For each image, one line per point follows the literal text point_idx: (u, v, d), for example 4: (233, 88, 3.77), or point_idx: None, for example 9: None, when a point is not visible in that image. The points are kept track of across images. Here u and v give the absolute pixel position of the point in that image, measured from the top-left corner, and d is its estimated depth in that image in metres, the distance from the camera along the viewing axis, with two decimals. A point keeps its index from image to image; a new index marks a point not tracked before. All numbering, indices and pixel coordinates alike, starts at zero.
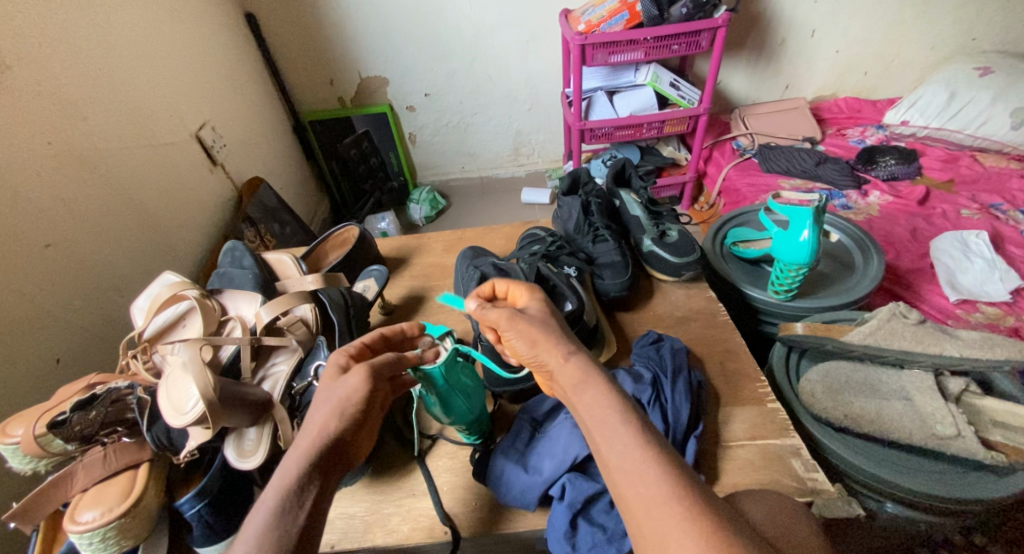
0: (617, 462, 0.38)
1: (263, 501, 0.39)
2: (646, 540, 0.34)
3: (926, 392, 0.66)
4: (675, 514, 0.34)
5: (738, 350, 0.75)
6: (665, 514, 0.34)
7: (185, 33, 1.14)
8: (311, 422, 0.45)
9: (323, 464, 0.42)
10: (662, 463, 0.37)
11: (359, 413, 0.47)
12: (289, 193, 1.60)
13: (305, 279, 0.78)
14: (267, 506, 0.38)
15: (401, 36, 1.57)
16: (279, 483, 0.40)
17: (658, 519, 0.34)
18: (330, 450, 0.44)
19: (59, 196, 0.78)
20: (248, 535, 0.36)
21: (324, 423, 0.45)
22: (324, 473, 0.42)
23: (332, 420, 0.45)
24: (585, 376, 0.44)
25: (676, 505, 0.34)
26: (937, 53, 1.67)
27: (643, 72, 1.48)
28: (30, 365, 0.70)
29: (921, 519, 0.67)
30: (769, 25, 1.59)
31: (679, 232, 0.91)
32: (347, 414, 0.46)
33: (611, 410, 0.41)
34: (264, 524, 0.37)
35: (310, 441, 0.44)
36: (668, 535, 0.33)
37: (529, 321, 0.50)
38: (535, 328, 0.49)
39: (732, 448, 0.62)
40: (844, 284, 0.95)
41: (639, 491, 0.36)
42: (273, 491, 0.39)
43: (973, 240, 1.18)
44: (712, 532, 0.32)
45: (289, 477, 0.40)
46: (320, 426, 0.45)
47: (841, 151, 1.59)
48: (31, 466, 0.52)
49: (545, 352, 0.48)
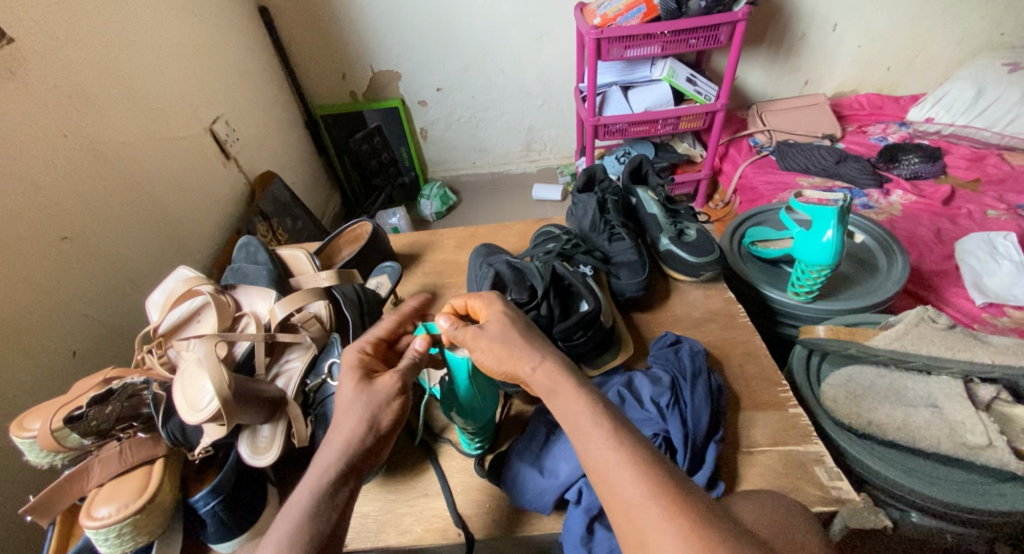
0: (599, 464, 0.38)
1: (295, 502, 0.41)
2: (627, 539, 0.35)
3: (955, 399, 0.63)
4: (655, 513, 0.34)
5: (757, 353, 0.74)
6: (648, 509, 0.35)
7: (200, 26, 1.14)
8: (342, 425, 0.45)
9: (357, 465, 0.44)
10: (638, 458, 0.37)
11: (397, 417, 0.47)
12: (301, 187, 1.60)
13: (318, 275, 0.77)
14: (299, 504, 0.40)
15: (414, 29, 1.56)
16: (309, 484, 0.42)
17: (640, 515, 0.35)
18: (366, 448, 0.44)
19: (78, 190, 0.78)
20: (280, 532, 0.38)
21: (355, 428, 0.44)
22: (352, 470, 0.43)
23: (362, 425, 0.45)
24: (553, 384, 0.45)
25: (659, 506, 0.34)
26: (964, 48, 1.62)
27: (659, 67, 1.44)
28: (48, 357, 0.70)
29: (947, 530, 0.66)
30: (790, 18, 1.55)
31: (698, 231, 0.89)
32: (391, 423, 0.46)
33: (582, 413, 0.42)
34: (296, 524, 0.39)
35: (339, 443, 0.44)
36: (646, 531, 0.34)
37: (492, 336, 0.49)
38: (500, 342, 0.48)
39: (753, 454, 0.61)
40: (866, 286, 0.93)
41: (620, 491, 0.37)
42: (306, 491, 0.41)
43: (1001, 241, 1.14)
44: (697, 533, 0.32)
45: (325, 477, 0.42)
46: (351, 429, 0.44)
47: (862, 148, 1.55)
48: (48, 460, 0.52)
49: (513, 365, 0.47)
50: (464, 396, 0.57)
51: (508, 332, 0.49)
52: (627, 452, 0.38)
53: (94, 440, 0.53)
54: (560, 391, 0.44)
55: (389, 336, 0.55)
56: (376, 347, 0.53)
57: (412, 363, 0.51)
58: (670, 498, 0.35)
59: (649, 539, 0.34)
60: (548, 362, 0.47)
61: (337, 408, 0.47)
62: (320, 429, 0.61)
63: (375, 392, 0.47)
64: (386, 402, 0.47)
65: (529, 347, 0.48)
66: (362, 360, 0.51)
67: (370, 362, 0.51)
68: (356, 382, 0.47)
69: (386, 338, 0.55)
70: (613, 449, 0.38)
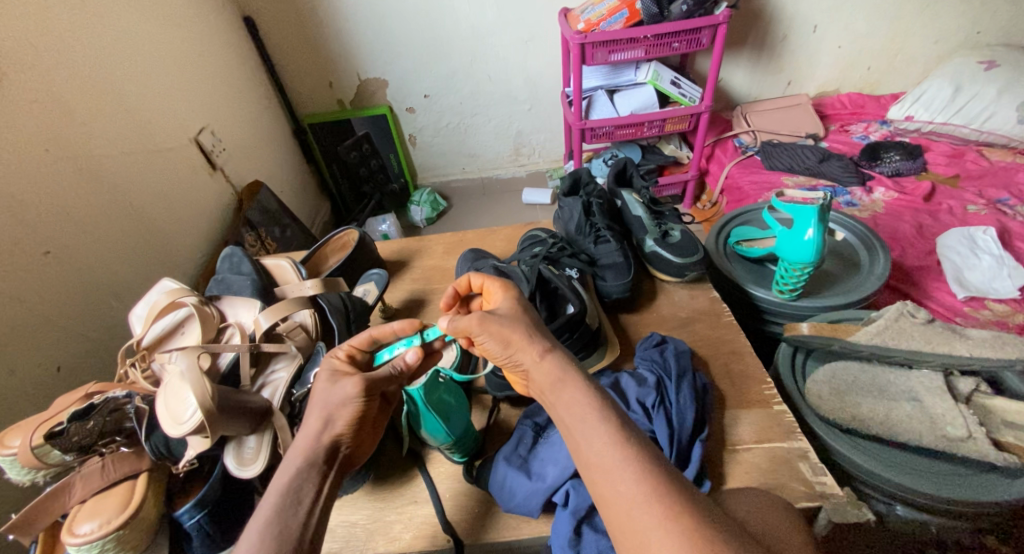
0: (591, 466, 0.38)
1: (264, 500, 0.41)
2: (622, 542, 0.35)
3: (935, 393, 0.64)
4: (649, 517, 0.34)
5: (743, 351, 0.74)
6: (639, 518, 0.34)
7: (184, 38, 1.15)
8: (305, 425, 0.46)
9: (321, 463, 0.44)
10: (628, 466, 0.37)
11: (354, 418, 0.48)
12: (288, 196, 1.59)
13: (304, 284, 0.78)
14: (267, 502, 0.40)
15: (400, 37, 1.56)
16: (279, 483, 0.42)
17: (632, 524, 0.34)
18: (327, 449, 0.45)
19: (59, 203, 0.77)
20: (251, 528, 0.38)
21: (315, 426, 0.46)
22: (324, 470, 0.44)
23: (319, 421, 0.46)
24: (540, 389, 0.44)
25: (655, 511, 0.34)
26: (941, 47, 1.65)
27: (643, 71, 1.46)
28: (29, 373, 0.69)
29: (931, 522, 0.67)
30: (771, 20, 1.57)
31: (682, 232, 0.90)
32: (345, 421, 0.47)
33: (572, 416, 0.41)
34: (266, 519, 0.39)
35: (306, 443, 0.45)
36: (639, 538, 0.33)
37: (502, 320, 0.49)
38: (510, 326, 0.48)
39: (738, 451, 0.61)
40: (849, 284, 0.94)
41: (619, 491, 0.36)
42: (275, 491, 0.41)
43: (981, 236, 1.16)
44: (691, 533, 0.32)
45: (288, 477, 0.42)
46: (313, 427, 0.46)
47: (845, 147, 1.57)
48: (29, 477, 0.52)
49: (521, 349, 0.47)
50: (425, 417, 0.57)
51: (518, 319, 0.49)
52: (619, 457, 0.37)
53: (76, 456, 0.52)
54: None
55: (364, 346, 0.55)
56: (349, 353, 0.54)
57: (388, 374, 0.51)
58: (666, 501, 0.34)
59: (641, 540, 0.33)
60: (540, 363, 0.45)
61: None
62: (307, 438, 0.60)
63: (331, 391, 0.48)
64: (339, 402, 0.47)
65: (541, 335, 0.48)
66: (337, 365, 0.52)
67: (345, 367, 0.52)
68: (330, 385, 0.49)
69: (361, 347, 0.54)
70: (601, 454, 0.38)
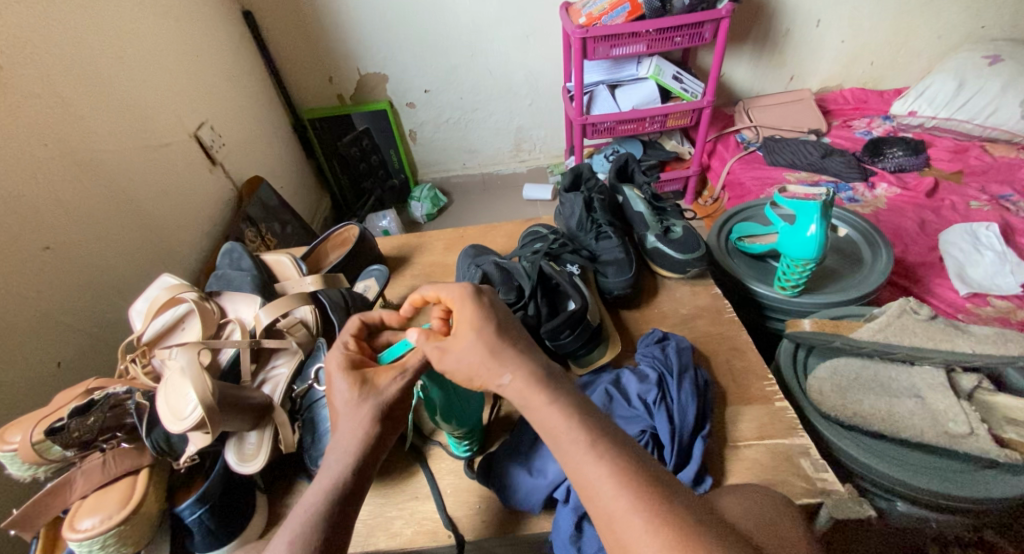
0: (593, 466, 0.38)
1: (307, 500, 0.41)
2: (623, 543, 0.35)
3: (937, 389, 0.64)
4: (653, 519, 0.33)
5: (744, 348, 0.74)
6: (642, 520, 0.34)
7: (184, 33, 1.14)
8: (353, 425, 0.44)
9: (363, 464, 0.43)
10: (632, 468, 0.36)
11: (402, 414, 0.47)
12: (288, 191, 1.58)
13: (304, 279, 0.77)
14: (313, 502, 0.41)
15: (401, 31, 1.55)
16: (325, 484, 0.42)
17: (636, 527, 0.34)
18: (376, 446, 0.45)
19: (58, 199, 0.77)
20: (291, 532, 0.39)
21: (370, 428, 0.44)
22: (365, 471, 0.43)
23: (377, 424, 0.45)
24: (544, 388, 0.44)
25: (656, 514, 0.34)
26: (946, 41, 1.64)
27: (645, 65, 1.45)
28: (31, 368, 0.69)
29: (932, 519, 0.67)
30: (775, 14, 1.56)
31: (684, 228, 0.90)
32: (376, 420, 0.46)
33: (576, 416, 0.41)
34: (310, 524, 0.39)
35: (355, 440, 0.44)
36: (642, 540, 0.33)
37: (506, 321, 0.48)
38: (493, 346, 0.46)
39: (740, 448, 0.61)
40: (851, 280, 0.93)
41: (620, 493, 0.36)
42: (321, 491, 0.41)
43: (983, 232, 1.16)
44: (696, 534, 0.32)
45: (339, 478, 0.42)
46: (366, 431, 0.44)
47: (848, 143, 1.56)
48: (30, 473, 0.52)
49: None
50: (447, 402, 0.57)
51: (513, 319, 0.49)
52: (620, 459, 0.37)
53: (77, 451, 0.52)
54: (539, 393, 0.42)
55: (359, 331, 0.54)
56: (360, 347, 0.53)
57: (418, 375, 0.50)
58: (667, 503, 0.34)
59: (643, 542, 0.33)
60: (542, 363, 0.45)
61: (339, 407, 0.46)
62: (307, 435, 0.62)
63: (380, 392, 0.46)
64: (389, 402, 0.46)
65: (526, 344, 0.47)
66: (350, 360, 0.50)
67: (360, 360, 0.51)
68: (354, 385, 0.47)
69: (358, 334, 0.54)
70: (602, 451, 0.38)
